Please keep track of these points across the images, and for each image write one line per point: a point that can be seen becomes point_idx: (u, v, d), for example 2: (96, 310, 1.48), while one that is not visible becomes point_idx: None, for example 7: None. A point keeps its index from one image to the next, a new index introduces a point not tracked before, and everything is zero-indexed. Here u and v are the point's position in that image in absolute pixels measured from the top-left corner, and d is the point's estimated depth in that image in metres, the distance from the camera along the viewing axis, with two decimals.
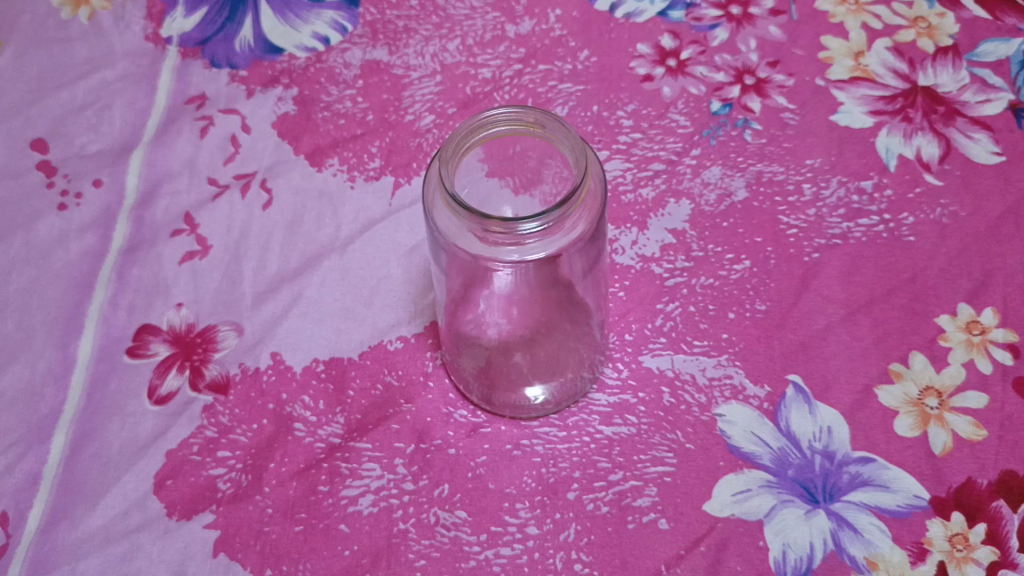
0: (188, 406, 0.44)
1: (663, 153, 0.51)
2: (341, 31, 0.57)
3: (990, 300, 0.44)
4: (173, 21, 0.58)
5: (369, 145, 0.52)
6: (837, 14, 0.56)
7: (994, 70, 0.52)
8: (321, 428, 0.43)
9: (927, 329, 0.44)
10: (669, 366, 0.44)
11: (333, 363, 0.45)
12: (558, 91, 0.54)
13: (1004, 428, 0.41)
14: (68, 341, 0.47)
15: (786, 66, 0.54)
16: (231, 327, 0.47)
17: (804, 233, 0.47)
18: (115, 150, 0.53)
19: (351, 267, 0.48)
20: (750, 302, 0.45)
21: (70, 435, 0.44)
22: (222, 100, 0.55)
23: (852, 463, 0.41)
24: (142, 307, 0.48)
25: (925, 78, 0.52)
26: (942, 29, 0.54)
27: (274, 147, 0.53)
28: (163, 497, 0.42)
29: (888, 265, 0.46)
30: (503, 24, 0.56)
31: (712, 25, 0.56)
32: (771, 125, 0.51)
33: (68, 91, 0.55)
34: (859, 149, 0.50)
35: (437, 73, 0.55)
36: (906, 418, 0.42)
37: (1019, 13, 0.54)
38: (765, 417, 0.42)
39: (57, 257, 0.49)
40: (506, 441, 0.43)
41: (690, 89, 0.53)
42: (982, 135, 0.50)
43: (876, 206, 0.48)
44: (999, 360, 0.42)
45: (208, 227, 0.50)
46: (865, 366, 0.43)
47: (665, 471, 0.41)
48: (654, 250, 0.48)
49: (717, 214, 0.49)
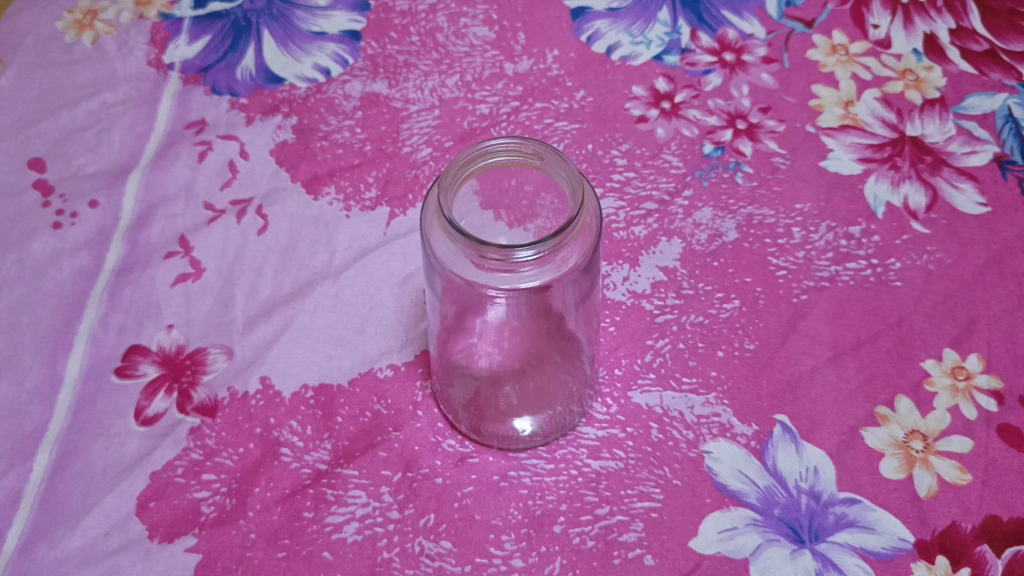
0: (175, 427, 0.44)
1: (656, 193, 0.52)
2: (342, 63, 0.58)
3: (975, 347, 0.45)
4: (176, 48, 0.59)
5: (366, 175, 0.53)
6: (828, 64, 0.57)
7: (980, 123, 0.53)
8: (308, 453, 0.43)
9: (913, 373, 0.44)
10: (658, 403, 0.44)
11: (322, 390, 0.45)
12: (554, 128, 0.55)
13: (988, 473, 0.41)
14: (56, 359, 0.46)
15: (777, 112, 0.55)
16: (221, 351, 0.47)
17: (792, 275, 0.48)
18: (113, 172, 0.53)
19: (344, 294, 0.49)
20: (739, 340, 0.46)
21: (53, 455, 0.43)
22: (221, 126, 0.55)
23: (837, 504, 0.41)
24: (133, 327, 0.48)
25: (913, 128, 0.53)
26: (930, 82, 0.55)
27: (272, 174, 0.53)
28: (146, 519, 0.41)
29: (875, 308, 0.46)
30: (502, 63, 0.58)
31: (706, 70, 0.57)
32: (762, 169, 0.52)
33: (68, 112, 0.56)
34: (847, 195, 0.51)
35: (435, 107, 0.56)
36: (892, 460, 0.42)
37: (1004, 70, 0.56)
38: (752, 455, 0.42)
39: (49, 275, 0.49)
40: (493, 473, 0.43)
41: (684, 131, 0.54)
42: (968, 185, 0.51)
43: (864, 251, 0.49)
44: (984, 406, 0.43)
45: (202, 250, 0.50)
46: (852, 408, 0.43)
47: (652, 507, 0.41)
48: (644, 287, 0.48)
49: (708, 253, 0.49)
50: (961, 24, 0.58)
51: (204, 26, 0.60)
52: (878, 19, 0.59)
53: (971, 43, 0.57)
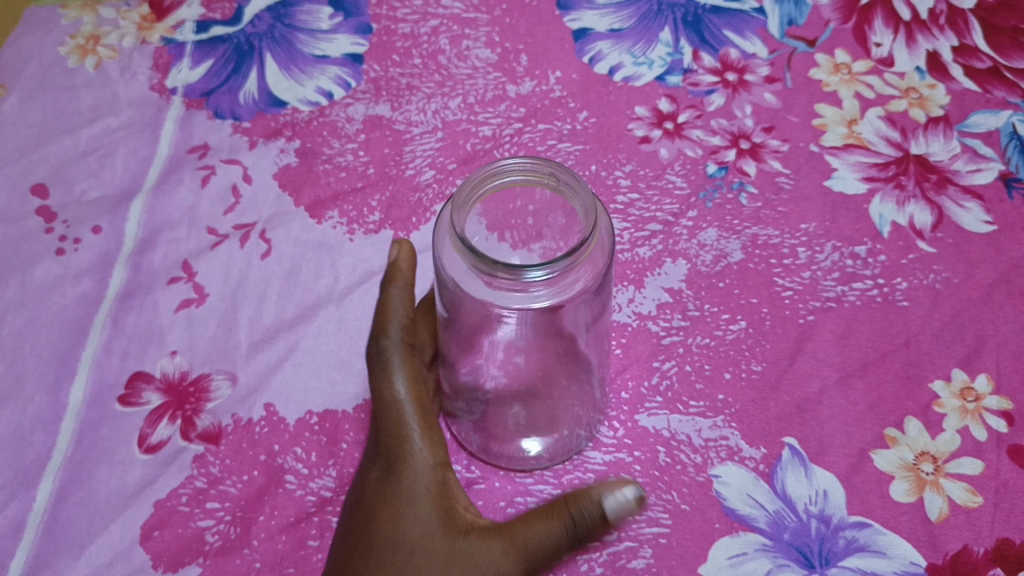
0: (178, 455, 0.44)
1: (660, 214, 0.52)
2: (345, 86, 0.58)
3: (984, 367, 0.45)
4: (179, 72, 0.59)
5: (369, 199, 0.53)
6: (831, 83, 0.57)
7: (984, 141, 0.53)
8: (312, 481, 0.43)
9: (922, 394, 0.44)
10: (665, 426, 0.44)
11: (326, 416, 0.45)
12: (557, 150, 0.55)
13: (999, 495, 0.41)
14: (59, 387, 0.46)
15: (781, 132, 0.55)
16: (225, 377, 0.46)
17: (799, 296, 0.48)
18: (116, 198, 0.53)
19: (348, 317, 0.48)
20: (746, 362, 0.46)
21: (56, 482, 0.43)
22: (224, 150, 0.55)
23: (847, 528, 0.40)
24: (136, 353, 0.47)
25: (917, 147, 0.53)
26: (934, 100, 0.55)
27: (274, 198, 0.53)
28: (150, 548, 0.41)
29: (882, 329, 0.46)
30: (504, 84, 0.58)
31: (709, 90, 0.57)
32: (767, 190, 0.52)
33: (71, 137, 0.56)
34: (852, 215, 0.50)
35: (438, 129, 0.56)
36: (902, 482, 0.41)
37: (1008, 87, 0.56)
38: (760, 479, 0.42)
39: (52, 301, 0.49)
40: (500, 498, 0.43)
41: (687, 152, 0.54)
42: (974, 204, 0.50)
43: (870, 271, 0.48)
44: (994, 427, 0.43)
45: (205, 275, 0.50)
46: (860, 430, 0.43)
47: (660, 532, 0.41)
48: (650, 309, 0.48)
49: (713, 274, 0.49)
50: (964, 41, 0.58)
51: (206, 50, 0.60)
52: (880, 38, 0.59)
53: (974, 61, 0.57)
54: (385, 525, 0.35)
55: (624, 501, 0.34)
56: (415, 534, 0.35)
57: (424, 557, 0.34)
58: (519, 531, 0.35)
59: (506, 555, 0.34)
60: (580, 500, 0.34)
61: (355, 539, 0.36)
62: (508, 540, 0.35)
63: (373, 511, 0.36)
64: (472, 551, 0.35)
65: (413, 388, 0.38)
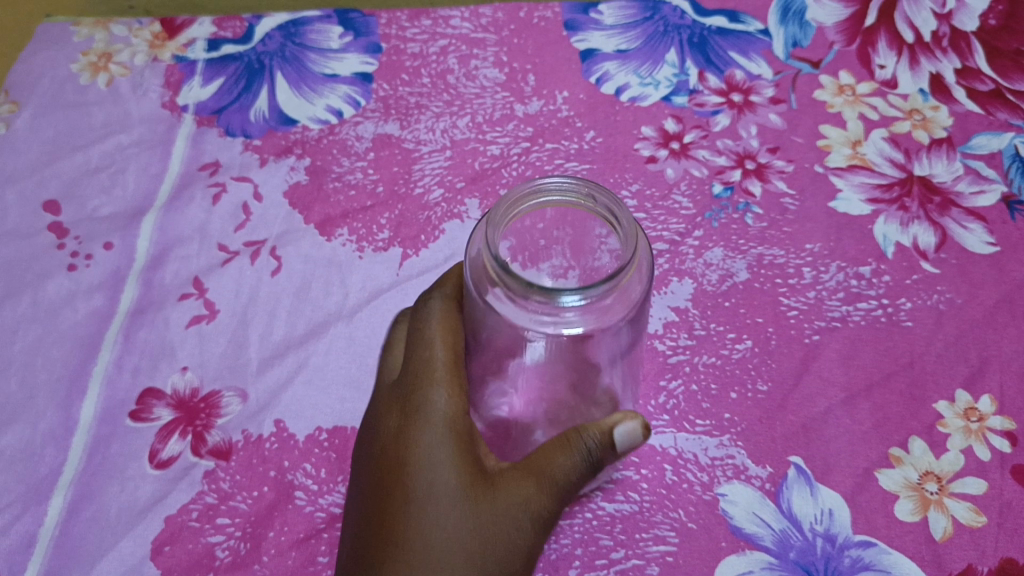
0: (189, 470, 0.44)
1: (666, 233, 0.52)
2: (355, 105, 0.59)
3: (987, 388, 0.45)
4: (190, 90, 0.60)
5: (378, 216, 0.53)
6: (835, 104, 0.58)
7: (987, 162, 0.54)
8: (322, 497, 0.43)
9: (926, 415, 0.44)
10: (671, 444, 0.44)
11: (336, 433, 0.45)
12: (565, 168, 0.55)
13: (1003, 515, 0.41)
14: (70, 402, 0.47)
15: (786, 153, 0.55)
16: (235, 393, 0.47)
17: (804, 316, 0.48)
18: (127, 214, 0.54)
19: (358, 335, 0.49)
20: (752, 382, 0.46)
21: (68, 497, 0.44)
22: (235, 168, 0.56)
23: (852, 547, 0.41)
24: (147, 369, 0.48)
25: (921, 168, 0.54)
26: (937, 122, 0.56)
27: (285, 216, 0.54)
28: (160, 563, 0.42)
29: (887, 349, 0.47)
30: (512, 104, 0.58)
31: (714, 111, 0.58)
32: (772, 210, 0.53)
33: (83, 154, 0.57)
34: (857, 235, 0.51)
35: (446, 148, 0.57)
36: (906, 502, 0.42)
37: (1011, 109, 0.56)
38: (766, 498, 0.42)
39: (64, 317, 0.50)
40: None
41: (693, 171, 0.55)
42: (977, 226, 0.51)
43: (874, 291, 0.49)
44: (997, 447, 0.43)
45: (216, 292, 0.51)
46: (865, 450, 0.43)
47: (667, 550, 0.41)
48: (656, 327, 0.49)
49: (719, 294, 0.49)
50: (966, 64, 0.59)
51: (217, 68, 0.61)
52: (884, 60, 0.60)
53: (976, 83, 0.58)
54: (415, 477, 0.36)
55: (632, 430, 0.38)
56: (449, 484, 0.36)
57: (463, 508, 0.36)
58: (542, 464, 0.37)
59: (538, 490, 0.37)
60: (592, 429, 0.37)
61: (383, 469, 0.37)
62: (538, 476, 0.37)
63: (403, 462, 0.37)
64: (508, 492, 0.36)
65: (448, 345, 0.40)
